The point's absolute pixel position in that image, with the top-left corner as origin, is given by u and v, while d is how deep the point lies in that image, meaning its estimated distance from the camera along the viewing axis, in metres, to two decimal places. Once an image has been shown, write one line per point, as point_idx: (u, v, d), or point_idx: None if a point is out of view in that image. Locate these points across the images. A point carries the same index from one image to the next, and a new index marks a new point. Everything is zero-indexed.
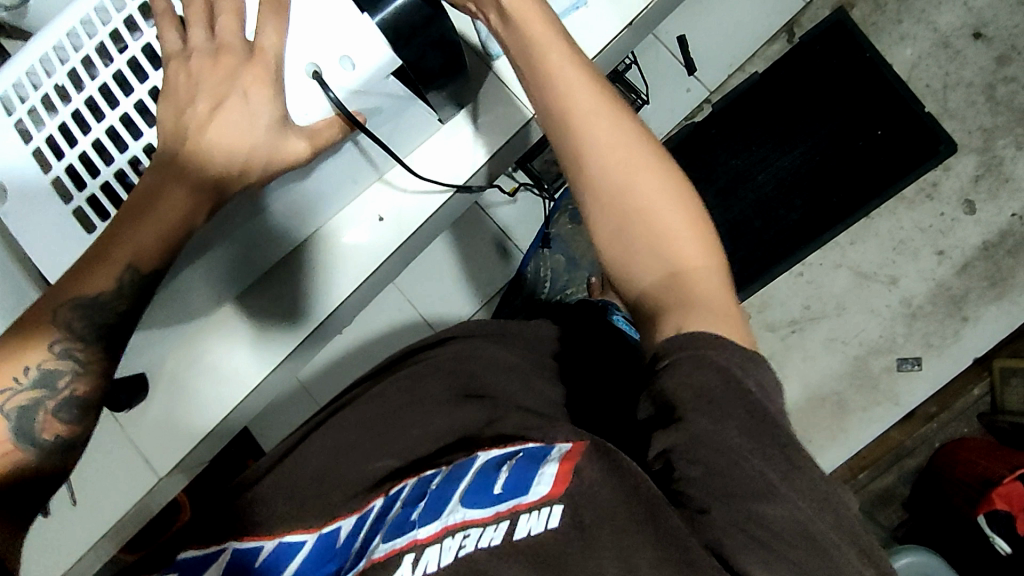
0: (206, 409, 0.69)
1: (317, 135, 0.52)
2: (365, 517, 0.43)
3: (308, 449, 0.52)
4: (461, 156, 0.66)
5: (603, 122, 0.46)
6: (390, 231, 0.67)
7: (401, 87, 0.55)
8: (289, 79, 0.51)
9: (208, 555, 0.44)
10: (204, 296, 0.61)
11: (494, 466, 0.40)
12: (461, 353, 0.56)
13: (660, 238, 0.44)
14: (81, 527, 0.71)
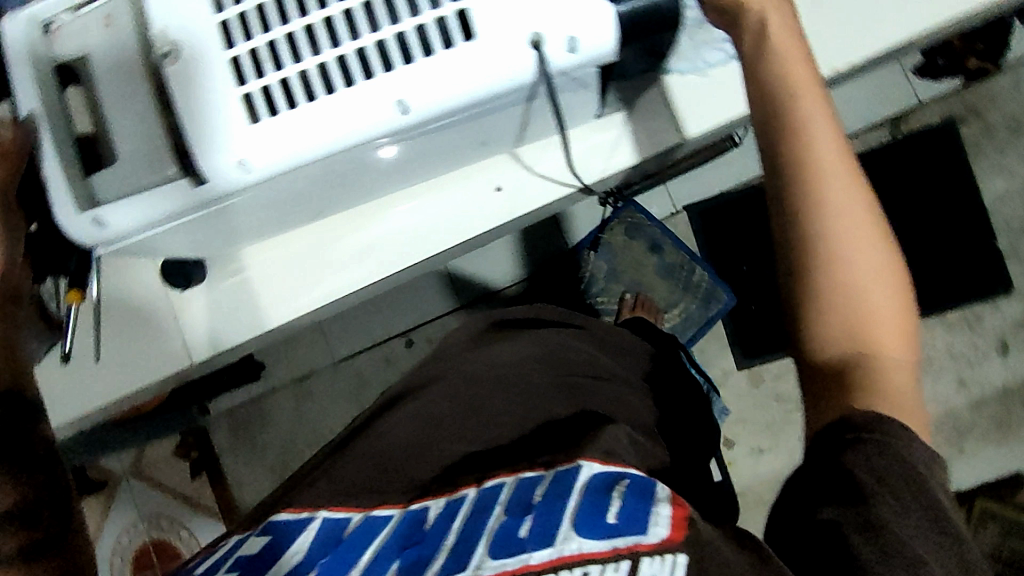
0: (255, 315, 0.66)
1: (496, 94, 0.43)
2: (456, 504, 0.40)
3: (397, 427, 0.49)
4: (602, 154, 0.63)
5: (844, 199, 0.45)
6: (501, 203, 0.63)
7: (596, 78, 0.48)
8: (503, 34, 0.41)
9: (299, 519, 0.41)
10: (307, 210, 0.58)
11: (602, 491, 0.37)
12: (552, 345, 0.56)
13: (867, 330, 0.44)
14: (75, 391, 0.65)
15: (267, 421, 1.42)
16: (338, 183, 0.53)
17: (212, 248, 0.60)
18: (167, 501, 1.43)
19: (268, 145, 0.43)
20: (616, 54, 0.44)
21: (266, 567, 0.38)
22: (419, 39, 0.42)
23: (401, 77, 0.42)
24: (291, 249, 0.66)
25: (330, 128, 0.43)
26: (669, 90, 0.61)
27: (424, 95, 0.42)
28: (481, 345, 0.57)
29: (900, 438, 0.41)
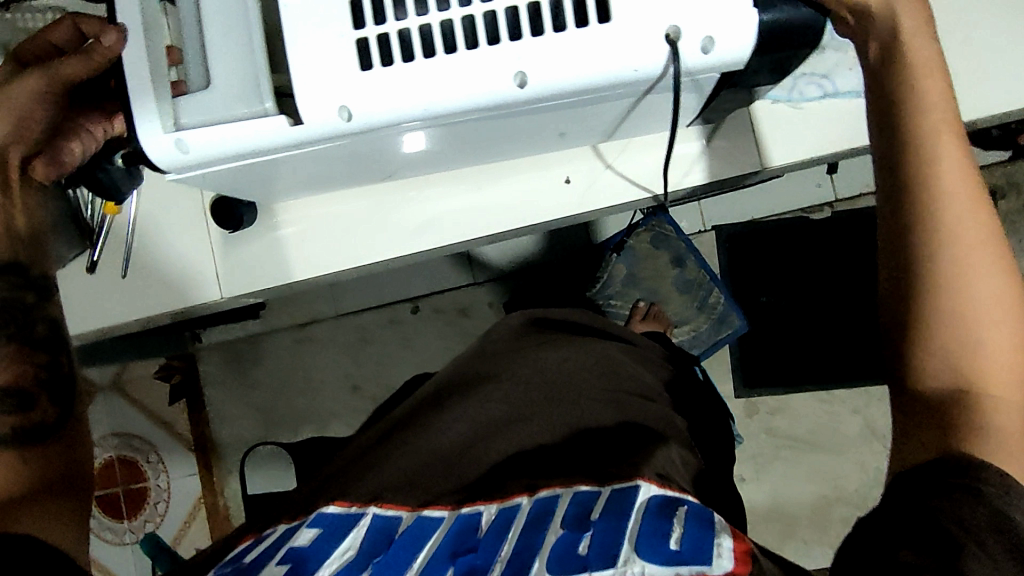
0: (304, 262, 0.66)
1: (620, 80, 0.42)
2: (511, 512, 0.41)
3: (445, 425, 0.50)
4: (679, 168, 0.63)
5: (966, 219, 0.42)
6: (572, 198, 0.63)
7: (711, 86, 0.47)
8: (639, 21, 0.40)
9: (349, 514, 0.42)
10: (382, 167, 0.58)
11: (661, 515, 0.38)
12: (599, 356, 0.56)
13: (978, 364, 0.40)
14: (112, 303, 0.67)
15: (258, 359, 1.41)
16: (367, 159, 0.55)
17: (285, 190, 0.60)
18: (144, 422, 1.42)
19: (377, 95, 0.42)
20: (746, 63, 0.43)
21: (318, 559, 0.39)
22: (552, 10, 0.41)
23: (527, 48, 0.41)
24: (352, 202, 0.65)
25: (446, 85, 0.42)
26: (759, 114, 0.61)
27: (546, 69, 0.41)
28: (536, 343, 0.58)
29: (1002, 487, 0.36)
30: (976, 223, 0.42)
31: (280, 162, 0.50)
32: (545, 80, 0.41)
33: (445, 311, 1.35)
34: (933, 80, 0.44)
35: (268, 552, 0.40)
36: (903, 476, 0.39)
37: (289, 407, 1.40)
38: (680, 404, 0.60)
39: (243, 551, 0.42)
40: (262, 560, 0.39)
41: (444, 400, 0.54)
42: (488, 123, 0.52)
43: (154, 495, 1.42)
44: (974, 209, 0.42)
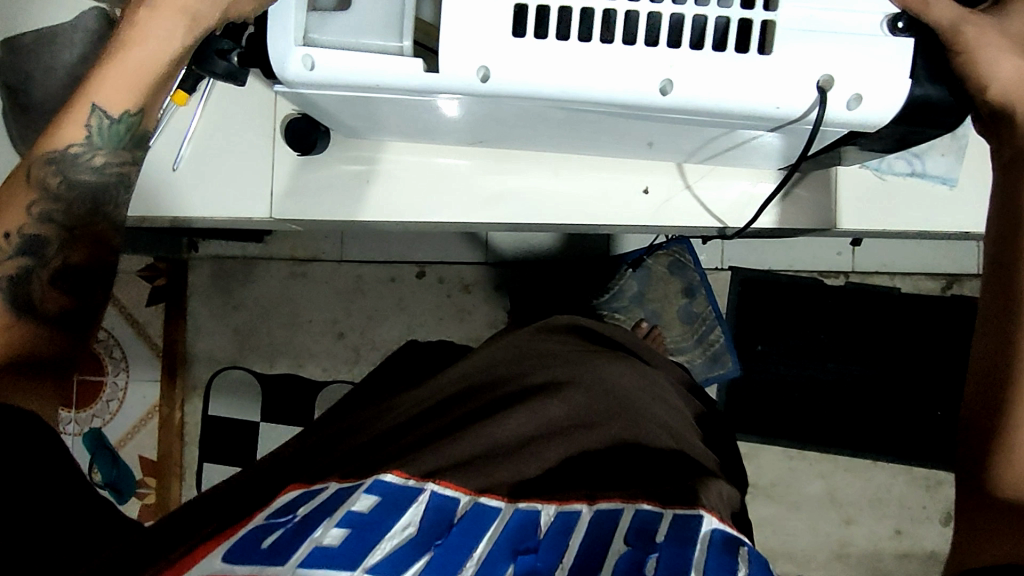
0: (364, 206, 0.67)
1: (760, 115, 0.42)
2: (572, 517, 0.41)
3: (507, 417, 0.50)
4: (753, 206, 0.63)
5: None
6: (646, 208, 0.64)
7: (830, 141, 0.47)
8: (796, 65, 0.41)
9: (408, 487, 0.41)
10: (470, 130, 0.59)
11: (726, 550, 0.39)
12: (650, 381, 0.58)
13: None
14: (160, 194, 0.66)
15: (248, 281, 1.38)
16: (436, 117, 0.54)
17: (377, 128, 0.60)
18: (115, 316, 1.38)
19: (520, 65, 0.41)
20: (881, 127, 0.43)
21: (379, 531, 0.38)
22: (715, 33, 0.41)
23: (683, 57, 0.41)
24: (424, 162, 0.66)
25: (598, 74, 0.41)
26: (842, 176, 0.62)
27: (696, 84, 0.41)
28: (593, 355, 0.58)
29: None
30: None
31: (391, 103, 0.49)
32: (694, 93, 0.41)
33: (448, 282, 1.33)
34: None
35: (325, 506, 0.40)
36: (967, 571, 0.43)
37: (268, 338, 1.37)
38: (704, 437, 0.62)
39: (295, 502, 0.42)
40: (320, 517, 0.38)
41: (502, 393, 0.54)
42: (591, 117, 0.52)
43: (109, 392, 1.38)
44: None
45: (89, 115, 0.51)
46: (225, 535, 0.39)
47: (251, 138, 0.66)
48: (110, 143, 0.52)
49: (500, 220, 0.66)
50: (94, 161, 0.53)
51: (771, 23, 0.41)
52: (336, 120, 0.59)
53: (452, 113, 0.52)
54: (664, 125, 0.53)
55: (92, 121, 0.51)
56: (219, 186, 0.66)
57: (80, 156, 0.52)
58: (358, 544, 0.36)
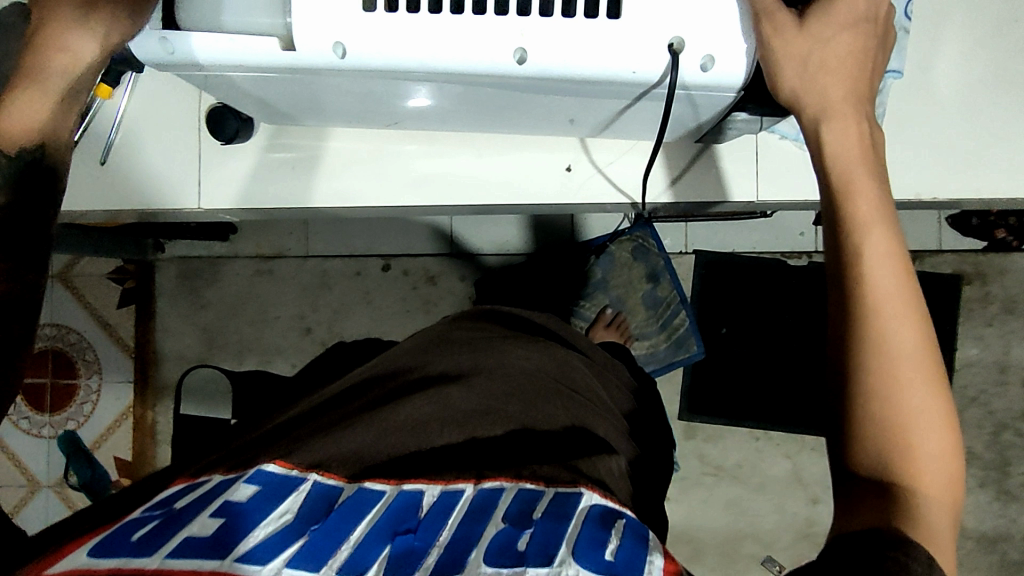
0: (293, 192, 0.67)
1: (622, 73, 0.44)
2: (454, 497, 0.42)
3: (406, 402, 0.51)
4: (674, 180, 0.64)
5: (897, 323, 0.43)
6: (570, 185, 0.65)
7: (718, 106, 0.50)
8: (645, 26, 0.43)
9: (289, 477, 0.42)
10: (386, 112, 0.59)
11: (600, 524, 0.40)
12: (559, 361, 0.60)
13: (899, 441, 0.41)
14: (89, 186, 0.67)
15: (213, 280, 1.38)
16: (351, 98, 0.54)
17: (297, 115, 0.61)
18: (86, 319, 1.38)
19: (374, 38, 0.43)
20: (739, 89, 0.46)
21: (254, 520, 0.38)
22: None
23: (533, 25, 0.43)
24: (349, 145, 0.66)
25: (473, 49, 0.43)
26: (763, 146, 0.63)
27: (548, 52, 0.43)
28: (497, 344, 0.60)
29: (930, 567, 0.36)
30: (899, 309, 0.43)
31: (298, 82, 0.50)
32: (565, 63, 0.44)
33: (413, 274, 1.34)
34: (870, 193, 0.46)
35: (204, 499, 0.40)
36: (840, 537, 0.39)
37: (237, 335, 1.37)
38: (619, 413, 0.64)
39: (177, 498, 0.42)
40: (194, 510, 0.39)
41: (407, 380, 0.55)
42: (483, 94, 0.53)
43: (82, 395, 1.39)
44: (905, 315, 0.43)
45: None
46: (91, 536, 0.38)
47: (180, 128, 0.67)
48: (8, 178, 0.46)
49: (429, 201, 0.66)
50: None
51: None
52: (252, 109, 0.60)
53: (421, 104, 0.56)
54: (570, 100, 0.53)
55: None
56: (152, 176, 0.67)
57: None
58: (230, 535, 0.37)
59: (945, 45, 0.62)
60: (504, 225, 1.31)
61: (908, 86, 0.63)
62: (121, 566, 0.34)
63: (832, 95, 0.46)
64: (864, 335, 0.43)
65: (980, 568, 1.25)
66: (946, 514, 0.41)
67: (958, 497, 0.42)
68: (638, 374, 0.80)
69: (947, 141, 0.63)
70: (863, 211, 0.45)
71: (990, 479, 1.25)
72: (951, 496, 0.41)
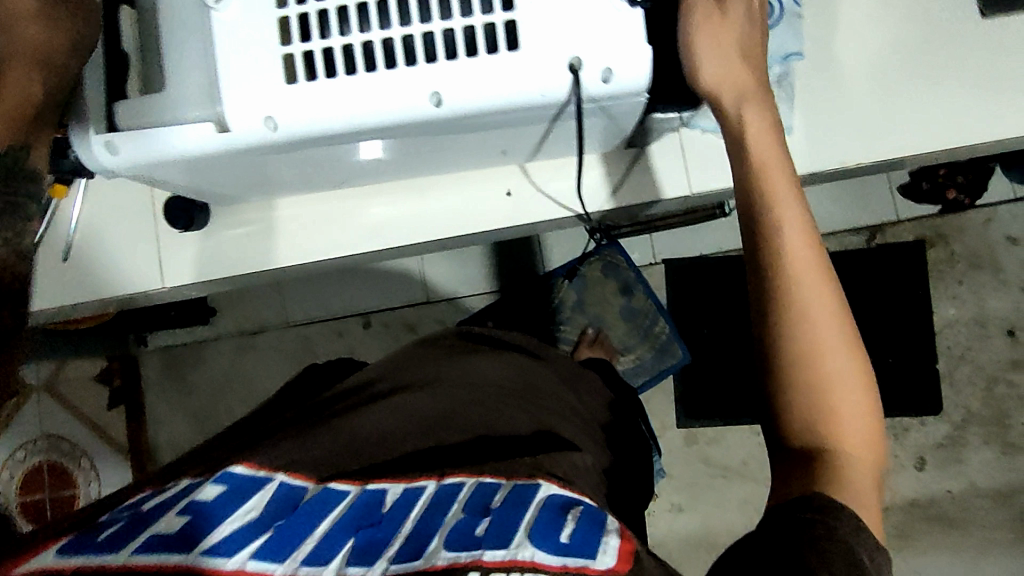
0: (251, 259, 0.69)
1: (529, 94, 0.47)
2: (414, 493, 0.47)
3: (370, 411, 0.56)
4: (607, 189, 0.67)
5: (815, 293, 0.48)
6: (512, 210, 0.68)
7: (637, 110, 0.52)
8: (545, 50, 0.46)
9: (257, 477, 0.45)
10: (333, 174, 0.62)
11: (557, 511, 0.45)
12: (521, 369, 0.66)
13: (821, 395, 0.46)
14: (56, 286, 0.69)
15: (198, 364, 1.38)
16: (307, 167, 0.58)
17: (248, 191, 0.64)
18: (77, 423, 1.38)
19: (300, 108, 0.46)
20: (646, 92, 0.49)
21: (218, 518, 0.40)
22: (486, 35, 0.46)
23: (441, 69, 0.46)
24: (299, 208, 0.69)
25: (390, 99, 0.46)
26: (688, 145, 0.66)
27: (459, 91, 0.46)
28: (462, 357, 0.65)
29: (848, 520, 0.42)
30: (814, 275, 0.48)
31: (237, 165, 0.54)
32: (478, 95, 0.46)
33: (393, 326, 1.35)
34: (775, 172, 0.51)
35: (169, 500, 0.42)
36: (781, 505, 0.44)
37: (228, 415, 1.37)
38: (587, 407, 0.70)
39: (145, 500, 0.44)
40: (163, 507, 0.41)
41: (380, 391, 0.60)
42: (408, 147, 0.57)
43: (83, 503, 1.36)
44: (819, 284, 0.48)
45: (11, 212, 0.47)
46: (63, 535, 0.40)
47: (133, 218, 0.69)
48: None
49: (383, 246, 0.69)
50: None
51: (514, 21, 0.45)
52: (201, 195, 0.64)
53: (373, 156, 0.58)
54: (490, 135, 0.56)
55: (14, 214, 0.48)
56: (116, 265, 0.69)
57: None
58: (195, 535, 0.39)
59: (838, 24, 0.67)
60: (473, 266, 1.34)
61: (811, 67, 0.67)
62: (87, 564, 0.36)
63: (731, 91, 0.51)
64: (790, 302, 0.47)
65: (1000, 525, 1.24)
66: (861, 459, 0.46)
67: (876, 446, 0.47)
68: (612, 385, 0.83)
69: (862, 112, 0.66)
70: (771, 186, 0.50)
71: (992, 435, 1.25)
72: (873, 436, 0.47)
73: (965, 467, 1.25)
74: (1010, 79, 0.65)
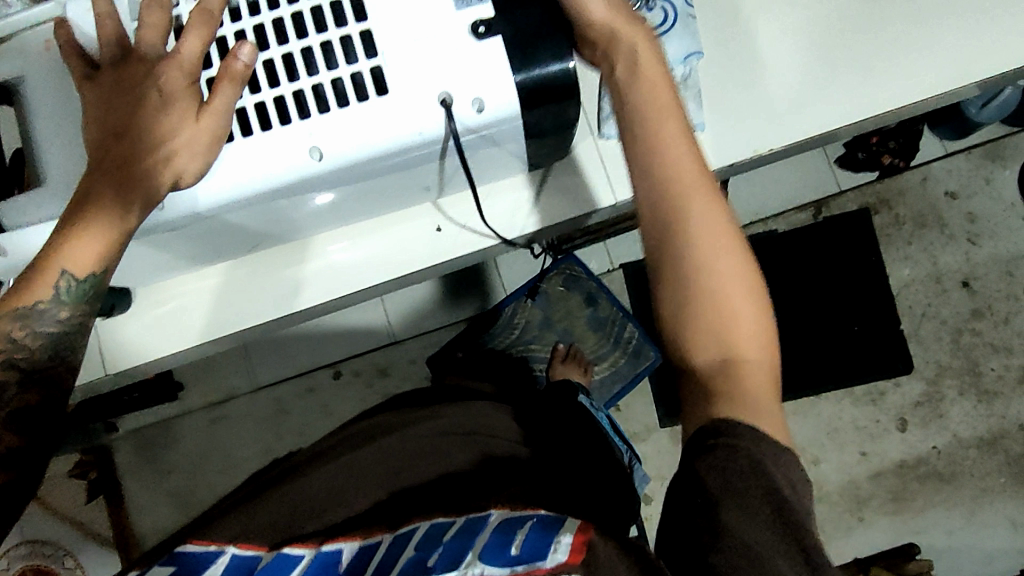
0: (189, 331, 0.69)
1: (405, 133, 0.50)
2: (368, 551, 0.45)
3: (314, 470, 0.58)
4: (529, 207, 0.68)
5: (701, 219, 0.48)
6: (445, 243, 0.68)
7: (514, 136, 0.55)
8: (416, 90, 0.50)
9: (208, 554, 0.48)
10: (257, 237, 0.63)
11: (507, 530, 0.42)
12: (478, 411, 0.67)
13: (733, 343, 0.46)
14: None
15: (172, 442, 1.35)
16: (234, 236, 0.60)
17: (177, 267, 0.65)
18: (56, 523, 1.34)
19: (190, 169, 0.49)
20: (520, 116, 0.52)
21: None
22: (353, 85, 0.50)
23: (316, 124, 0.49)
24: (231, 275, 0.69)
25: (274, 159, 0.49)
26: (607, 155, 0.67)
27: (336, 142, 0.49)
28: (413, 411, 0.67)
29: (751, 440, 0.42)
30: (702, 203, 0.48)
31: (161, 241, 0.57)
32: (357, 145, 0.50)
33: (365, 372, 1.34)
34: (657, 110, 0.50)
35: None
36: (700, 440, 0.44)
37: (210, 490, 1.34)
38: (550, 441, 0.70)
39: None
40: None
41: (333, 452, 0.62)
42: (317, 209, 0.60)
43: None
44: (706, 210, 0.48)
45: (60, 278, 0.48)
46: None
47: None
48: (75, 298, 0.50)
49: (321, 298, 0.69)
50: (57, 318, 0.50)
51: (379, 66, 0.50)
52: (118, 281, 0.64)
53: (322, 198, 0.57)
54: (392, 180, 0.58)
55: (63, 282, 0.49)
56: None
57: (47, 310, 0.49)
58: None
59: (732, 21, 0.70)
60: (429, 303, 1.33)
61: (712, 62, 0.69)
62: None
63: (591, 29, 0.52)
64: (682, 242, 0.47)
65: (990, 472, 1.25)
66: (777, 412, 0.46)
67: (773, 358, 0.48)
68: (571, 412, 0.80)
69: (769, 99, 0.68)
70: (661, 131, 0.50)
71: (966, 385, 1.27)
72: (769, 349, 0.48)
73: (946, 421, 1.26)
74: (899, 47, 0.68)
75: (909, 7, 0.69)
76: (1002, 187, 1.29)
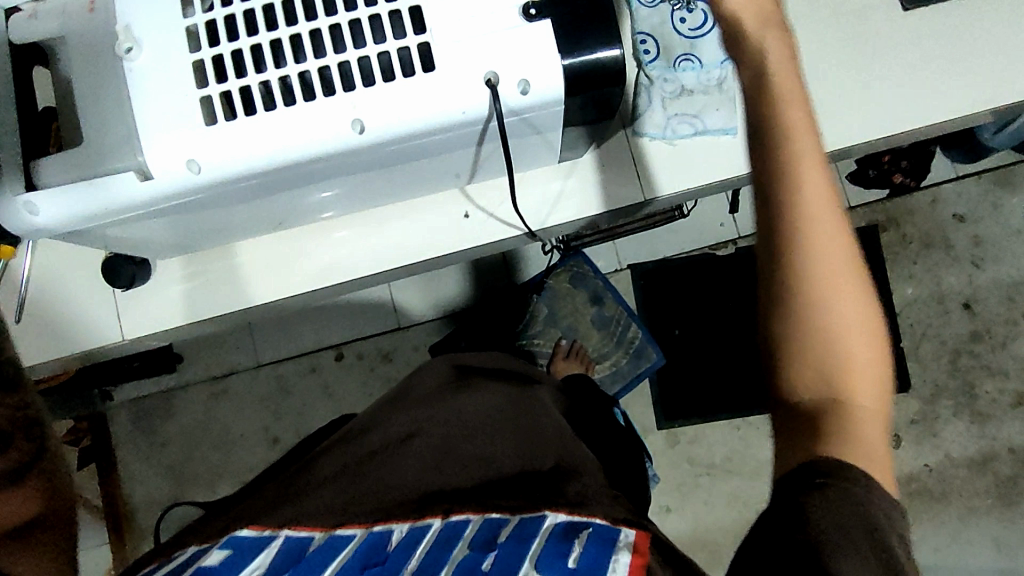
0: (207, 304, 0.68)
1: (450, 110, 0.50)
2: (421, 531, 0.49)
3: (357, 458, 0.60)
4: (558, 199, 0.68)
5: (830, 247, 0.46)
6: (470, 231, 0.68)
7: (557, 120, 0.56)
8: (461, 69, 0.50)
9: (260, 537, 0.48)
10: (283, 213, 0.63)
11: (562, 539, 0.45)
12: (517, 403, 0.69)
13: (846, 373, 0.45)
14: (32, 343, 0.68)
15: (169, 415, 1.35)
16: (270, 211, 0.61)
17: (202, 240, 0.64)
18: None
19: (238, 145, 0.50)
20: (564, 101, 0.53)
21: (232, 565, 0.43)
22: (400, 60, 0.50)
23: (360, 96, 0.49)
24: (253, 250, 0.69)
25: (317, 129, 0.50)
26: (637, 151, 0.68)
27: (381, 117, 0.50)
28: (446, 399, 0.69)
29: (858, 483, 0.43)
30: (831, 233, 0.46)
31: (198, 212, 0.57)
32: (400, 120, 0.50)
33: (367, 356, 1.34)
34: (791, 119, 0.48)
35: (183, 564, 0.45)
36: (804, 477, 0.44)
37: (205, 464, 1.34)
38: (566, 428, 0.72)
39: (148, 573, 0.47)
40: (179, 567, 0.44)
41: (370, 439, 0.63)
42: (353, 192, 0.61)
43: None
44: (833, 240, 0.46)
45: None
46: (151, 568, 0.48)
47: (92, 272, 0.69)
48: None
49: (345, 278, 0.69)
50: None
51: (428, 43, 0.50)
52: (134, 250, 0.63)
53: (359, 178, 0.58)
54: (431, 164, 0.59)
55: None
56: (79, 324, 0.68)
57: None
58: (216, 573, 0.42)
59: None
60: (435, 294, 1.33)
61: None
62: None
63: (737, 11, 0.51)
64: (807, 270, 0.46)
65: (978, 493, 1.27)
66: (884, 449, 0.46)
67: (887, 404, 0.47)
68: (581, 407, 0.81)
69: None
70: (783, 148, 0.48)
71: (961, 406, 1.28)
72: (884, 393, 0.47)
73: (939, 441, 1.28)
74: (928, 66, 0.69)
75: (942, 26, 0.69)
76: (1009, 213, 1.30)
